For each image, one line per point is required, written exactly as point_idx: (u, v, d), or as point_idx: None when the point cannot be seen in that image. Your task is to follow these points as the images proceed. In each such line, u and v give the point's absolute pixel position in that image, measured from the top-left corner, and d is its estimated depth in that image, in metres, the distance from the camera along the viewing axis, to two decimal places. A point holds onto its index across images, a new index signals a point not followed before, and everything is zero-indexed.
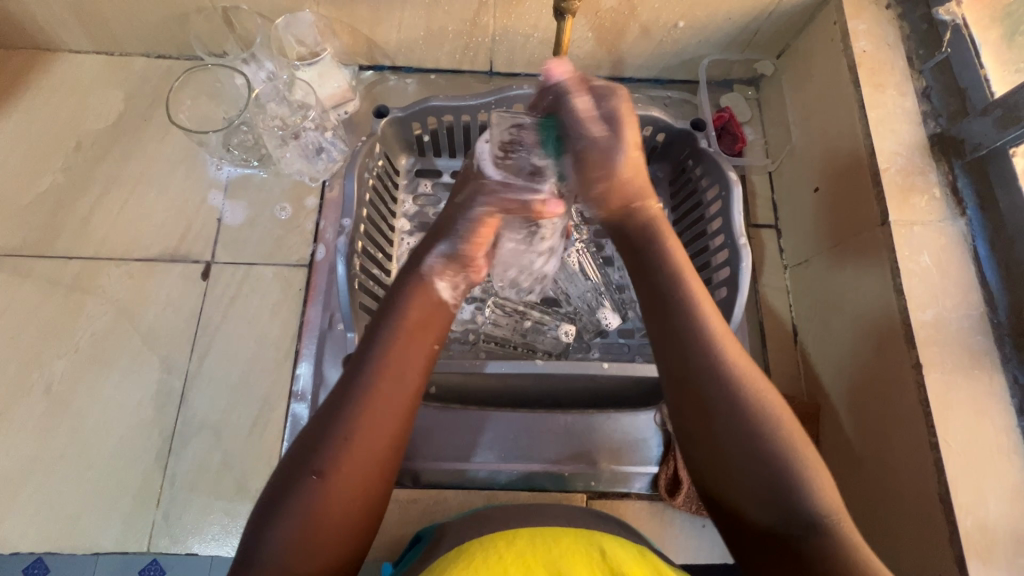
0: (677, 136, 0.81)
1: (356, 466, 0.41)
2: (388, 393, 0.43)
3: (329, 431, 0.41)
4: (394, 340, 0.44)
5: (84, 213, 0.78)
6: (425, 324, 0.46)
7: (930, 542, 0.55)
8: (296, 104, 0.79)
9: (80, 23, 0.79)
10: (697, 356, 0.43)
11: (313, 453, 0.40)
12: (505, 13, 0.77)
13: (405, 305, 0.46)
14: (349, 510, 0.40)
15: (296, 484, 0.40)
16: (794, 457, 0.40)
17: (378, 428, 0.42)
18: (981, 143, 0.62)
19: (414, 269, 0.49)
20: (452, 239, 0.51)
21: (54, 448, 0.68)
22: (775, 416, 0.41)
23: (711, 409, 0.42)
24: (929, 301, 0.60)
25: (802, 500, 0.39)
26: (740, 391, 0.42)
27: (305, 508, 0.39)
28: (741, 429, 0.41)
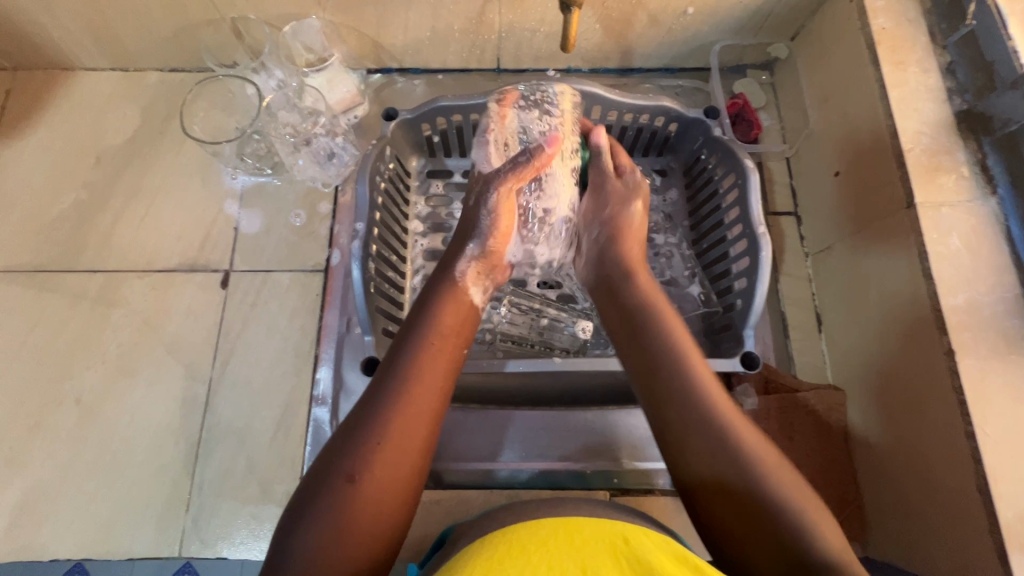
0: (690, 125, 0.79)
1: (393, 461, 0.44)
2: (421, 391, 0.48)
3: (360, 432, 0.45)
4: (425, 347, 0.50)
5: (106, 226, 0.80)
6: (457, 329, 0.54)
7: (969, 533, 0.53)
8: (306, 111, 0.80)
9: (95, 41, 0.80)
10: (662, 374, 0.50)
11: (345, 456, 0.44)
12: (511, 8, 0.76)
13: (440, 317, 0.53)
14: (379, 510, 0.43)
15: (331, 485, 0.42)
16: (754, 455, 0.45)
17: (414, 427, 0.46)
18: (1011, 118, 0.61)
19: (448, 280, 0.57)
20: (479, 241, 0.61)
21: (86, 457, 0.70)
22: (743, 427, 0.47)
23: (673, 419, 0.48)
24: (960, 284, 0.57)
25: (771, 494, 0.43)
26: (705, 400, 0.48)
27: (337, 508, 0.42)
28: (699, 436, 0.46)
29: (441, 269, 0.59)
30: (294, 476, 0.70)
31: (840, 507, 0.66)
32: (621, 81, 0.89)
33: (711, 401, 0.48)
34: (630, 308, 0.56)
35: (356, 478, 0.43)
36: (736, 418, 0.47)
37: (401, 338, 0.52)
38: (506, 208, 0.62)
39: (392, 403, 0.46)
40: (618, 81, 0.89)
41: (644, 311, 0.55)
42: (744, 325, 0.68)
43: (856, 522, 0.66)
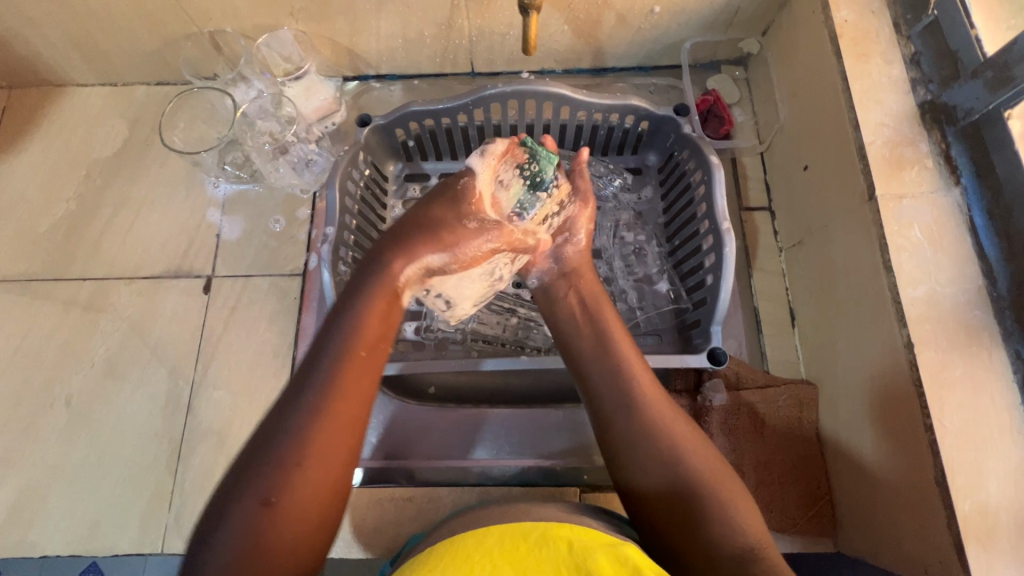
0: (660, 123, 0.80)
1: (313, 479, 0.41)
2: (341, 406, 0.43)
3: (270, 452, 0.40)
4: (349, 350, 0.45)
5: (96, 235, 0.83)
6: (382, 333, 0.48)
7: (929, 527, 0.53)
8: (284, 119, 0.82)
9: (83, 57, 0.84)
10: (601, 384, 0.53)
11: (256, 481, 0.39)
12: (478, 13, 0.77)
13: (366, 317, 0.48)
14: (297, 535, 0.40)
15: (243, 509, 0.39)
16: (682, 459, 0.48)
17: (332, 446, 0.42)
18: (973, 108, 0.59)
19: (383, 276, 0.50)
20: (446, 256, 0.55)
21: (76, 457, 0.73)
22: (675, 429, 0.50)
23: (613, 426, 0.51)
24: (921, 276, 0.57)
25: (696, 495, 0.46)
26: (640, 408, 0.51)
27: (253, 534, 0.38)
28: (636, 442, 0.50)
29: (376, 259, 0.51)
30: None
31: (809, 503, 0.67)
32: (595, 81, 0.89)
33: (647, 410, 0.51)
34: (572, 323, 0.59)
35: (272, 500, 0.39)
36: (668, 424, 0.50)
37: (325, 337, 0.47)
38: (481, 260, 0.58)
39: (310, 417, 0.42)
40: (592, 81, 0.90)
41: (586, 325, 0.58)
42: (711, 322, 0.69)
43: (826, 518, 0.66)
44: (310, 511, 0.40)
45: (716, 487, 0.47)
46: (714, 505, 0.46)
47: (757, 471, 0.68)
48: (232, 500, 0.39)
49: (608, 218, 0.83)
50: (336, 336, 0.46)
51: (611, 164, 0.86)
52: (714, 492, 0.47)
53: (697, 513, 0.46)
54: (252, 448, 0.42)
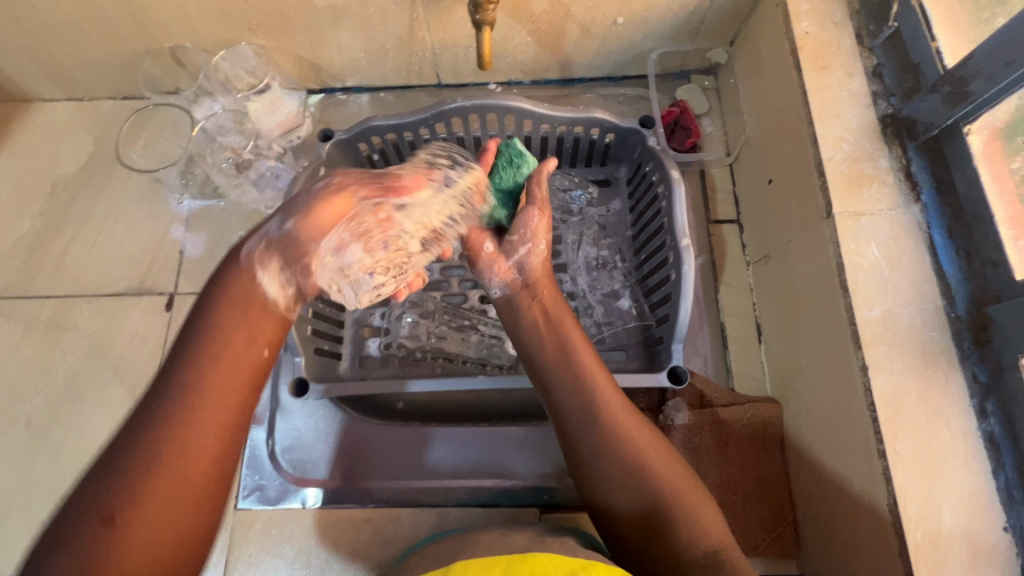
0: (625, 135, 0.79)
1: (162, 489, 0.39)
2: (200, 407, 0.41)
3: (115, 469, 0.39)
4: (206, 354, 0.43)
5: (59, 252, 0.83)
6: (252, 335, 0.46)
7: (880, 555, 0.51)
8: (248, 132, 0.84)
9: (46, 73, 0.83)
10: (566, 401, 0.51)
11: (100, 500, 0.38)
12: (439, 26, 0.76)
13: (225, 327, 0.45)
14: (154, 553, 0.38)
15: (82, 530, 0.37)
16: (649, 474, 0.47)
17: (191, 451, 0.40)
18: (933, 122, 0.58)
19: (236, 279, 0.48)
20: (279, 221, 0.51)
21: (34, 478, 0.72)
22: (633, 438, 0.49)
23: (580, 445, 0.50)
24: (877, 296, 0.55)
25: (665, 507, 0.46)
26: (606, 425, 0.49)
27: (96, 559, 0.36)
28: (603, 461, 0.48)
29: (237, 255, 0.50)
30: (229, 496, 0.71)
31: (772, 523, 0.66)
32: (562, 92, 0.89)
33: (612, 427, 0.49)
34: (531, 337, 0.56)
35: (114, 519, 0.37)
36: (632, 438, 0.49)
37: (176, 353, 0.44)
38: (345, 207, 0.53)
39: (166, 416, 0.40)
40: (560, 92, 0.89)
41: (546, 338, 0.55)
42: (672, 340, 0.67)
43: (789, 539, 0.65)
44: (159, 526, 0.38)
45: (684, 499, 0.46)
46: (683, 516, 0.45)
47: (719, 491, 0.66)
48: (66, 526, 0.37)
49: (574, 232, 0.82)
50: (193, 340, 0.44)
51: (578, 177, 0.85)
52: (682, 503, 0.46)
53: (669, 525, 0.45)
54: (96, 468, 0.39)
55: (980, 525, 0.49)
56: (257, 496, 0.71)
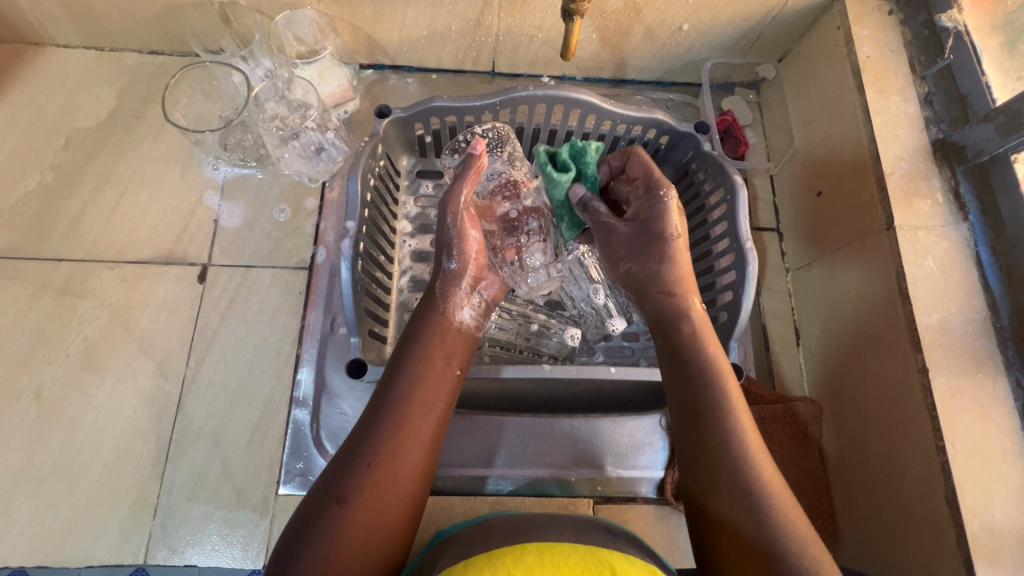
0: (680, 139, 0.80)
1: (378, 484, 0.46)
2: (411, 424, 0.50)
3: (353, 456, 0.47)
4: (419, 374, 0.53)
5: (74, 213, 0.76)
6: (448, 355, 0.56)
7: (935, 543, 0.56)
8: (296, 103, 0.76)
9: (68, 16, 0.75)
10: (711, 416, 0.52)
11: (335, 485, 0.46)
12: (510, 12, 0.75)
13: (432, 342, 0.56)
14: (367, 538, 0.44)
15: (323, 509, 0.45)
16: (773, 505, 0.47)
17: (406, 450, 0.48)
18: (984, 148, 0.63)
19: (436, 311, 0.59)
20: (457, 259, 0.62)
21: (47, 458, 0.66)
22: (774, 499, 0.47)
23: (716, 457, 0.50)
24: (934, 305, 0.60)
25: (774, 537, 0.46)
26: (742, 456, 0.49)
27: (330, 534, 0.44)
28: (732, 479, 0.48)
29: (428, 295, 0.61)
30: (271, 481, 0.67)
31: (812, 516, 0.68)
32: (615, 91, 0.89)
33: (741, 448, 0.50)
34: (693, 348, 0.56)
35: (343, 502, 0.45)
36: (764, 465, 0.49)
37: (395, 367, 0.54)
38: (467, 224, 0.62)
39: (388, 427, 0.49)
40: (611, 91, 0.89)
41: (702, 346, 0.56)
42: (729, 338, 0.70)
43: (827, 531, 0.68)
44: (374, 514, 0.45)
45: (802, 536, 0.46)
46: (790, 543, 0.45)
47: None
48: (311, 496, 0.47)
49: None
50: (410, 362, 0.53)
51: None
52: (793, 543, 0.45)
53: (772, 558, 0.45)
54: (347, 449, 0.49)
55: None
56: (298, 482, 0.66)
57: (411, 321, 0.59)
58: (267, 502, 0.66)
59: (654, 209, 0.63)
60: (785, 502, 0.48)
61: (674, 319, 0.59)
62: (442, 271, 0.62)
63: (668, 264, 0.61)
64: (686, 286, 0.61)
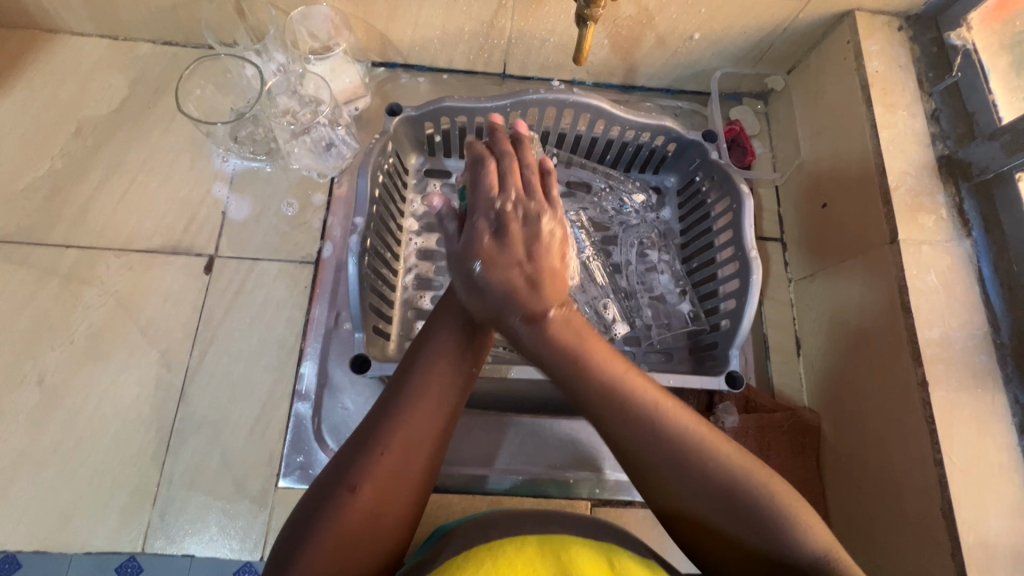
0: (688, 146, 0.80)
1: (387, 473, 0.46)
2: (427, 413, 0.49)
3: (368, 443, 0.47)
4: (440, 362, 0.51)
5: (83, 200, 0.76)
6: (473, 344, 0.55)
7: (930, 556, 0.57)
8: (307, 99, 0.77)
9: (84, 5, 0.76)
10: (635, 439, 0.44)
11: (346, 471, 0.46)
12: (524, 16, 0.75)
13: (455, 327, 0.54)
14: (372, 525, 0.45)
15: (333, 494, 0.45)
16: (745, 491, 0.42)
17: (420, 439, 0.48)
18: (988, 166, 0.64)
19: None
20: None
21: (47, 443, 0.66)
22: (751, 487, 0.42)
23: (655, 468, 0.44)
24: (935, 319, 0.61)
25: (762, 519, 0.42)
26: (688, 454, 0.43)
27: (338, 521, 0.44)
28: (684, 481, 0.43)
29: None
30: (271, 473, 0.67)
31: None
32: (624, 97, 0.90)
33: (670, 431, 0.44)
34: (561, 351, 0.46)
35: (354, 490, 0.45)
36: (711, 451, 0.43)
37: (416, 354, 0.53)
38: None
39: (403, 415, 0.48)
40: (621, 97, 0.90)
41: (580, 351, 0.46)
42: (729, 346, 0.71)
43: None
44: (380, 502, 0.45)
45: (785, 506, 0.42)
46: (782, 524, 0.42)
47: None
48: (320, 477, 0.47)
49: (632, 236, 0.83)
50: (431, 349, 0.53)
51: (635, 181, 0.86)
52: (783, 519, 0.42)
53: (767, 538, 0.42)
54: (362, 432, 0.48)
55: (1019, 531, 0.55)
56: (298, 475, 0.67)
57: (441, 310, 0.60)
58: (265, 494, 0.67)
59: (496, 256, 0.48)
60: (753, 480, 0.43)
61: (499, 313, 0.48)
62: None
63: (491, 285, 0.48)
64: (548, 282, 0.47)
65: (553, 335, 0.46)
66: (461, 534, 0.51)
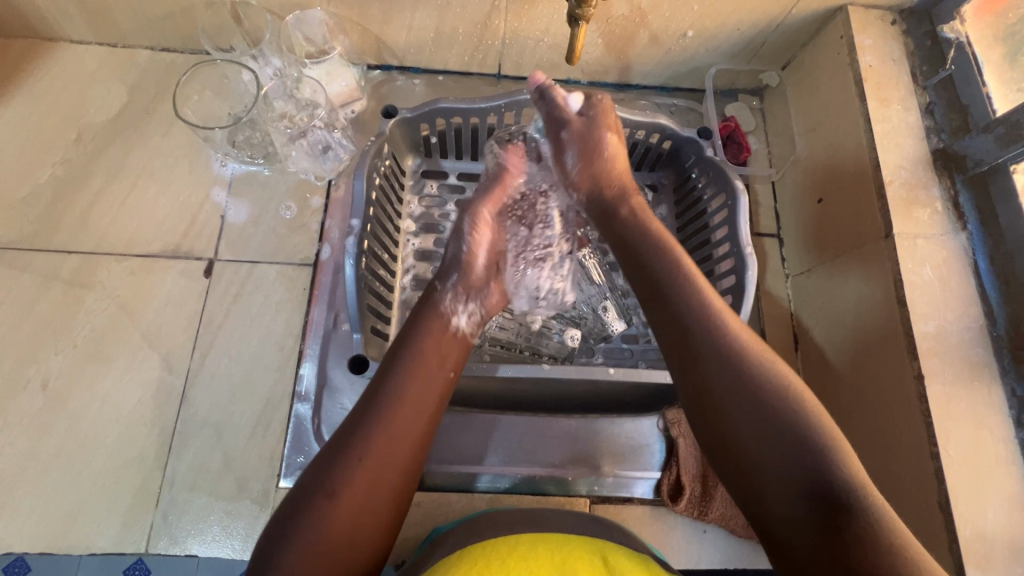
0: (683, 144, 0.81)
1: (368, 481, 0.46)
2: (404, 423, 0.49)
3: (344, 451, 0.47)
4: (413, 370, 0.52)
5: (84, 206, 0.77)
6: (443, 356, 0.55)
7: (928, 549, 0.57)
8: (303, 102, 0.78)
9: (83, 14, 0.77)
10: (695, 326, 0.50)
11: (324, 477, 0.46)
12: (516, 17, 0.75)
13: (425, 339, 0.55)
14: (352, 533, 0.45)
15: (312, 503, 0.45)
16: (786, 402, 0.45)
17: (397, 448, 0.48)
18: (983, 158, 0.64)
19: (433, 309, 0.58)
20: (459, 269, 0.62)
21: (52, 446, 0.67)
22: (798, 405, 0.45)
23: (714, 373, 0.48)
24: (931, 312, 0.61)
25: (812, 448, 0.43)
26: (725, 333, 0.49)
27: (318, 526, 0.44)
28: (753, 406, 0.45)
29: (428, 298, 0.60)
30: (272, 474, 0.68)
31: None
32: (619, 96, 0.90)
33: (727, 333, 0.49)
34: (665, 262, 0.54)
35: (335, 497, 0.45)
36: (769, 365, 0.47)
37: (389, 363, 0.53)
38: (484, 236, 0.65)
39: (379, 424, 0.48)
40: (616, 95, 0.90)
41: (676, 257, 0.55)
42: None
43: None
44: (361, 510, 0.46)
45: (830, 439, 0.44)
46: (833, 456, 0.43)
47: None
48: (300, 482, 0.47)
49: None
50: (405, 356, 0.53)
51: None
52: (823, 441, 0.43)
53: (812, 462, 0.43)
54: (340, 439, 0.48)
55: (1017, 523, 0.55)
56: (299, 475, 0.67)
57: (411, 313, 0.59)
58: (267, 495, 0.67)
59: (593, 140, 0.65)
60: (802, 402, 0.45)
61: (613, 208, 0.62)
62: (445, 276, 0.62)
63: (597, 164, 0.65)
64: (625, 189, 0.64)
65: (648, 230, 0.58)
66: (459, 536, 0.52)
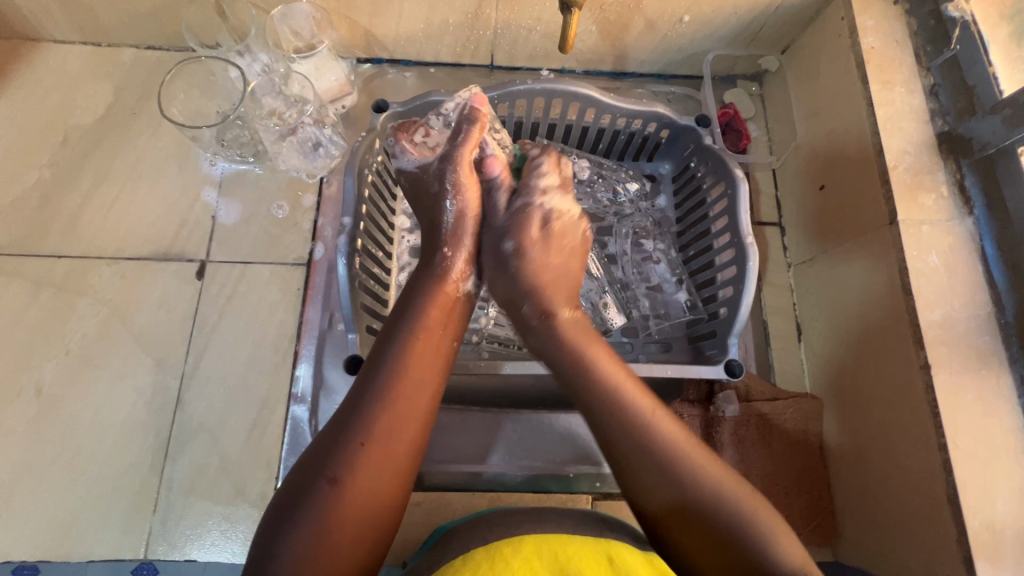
0: (681, 132, 0.79)
1: (371, 462, 0.45)
2: (407, 399, 0.48)
3: (344, 435, 0.46)
4: (413, 345, 0.51)
5: (73, 209, 0.76)
6: (444, 324, 0.54)
7: (937, 541, 0.56)
8: (292, 99, 0.75)
9: (64, 11, 0.75)
10: (625, 441, 0.47)
11: (327, 462, 0.45)
12: (507, 5, 0.73)
13: (425, 312, 0.53)
14: (358, 519, 0.44)
15: (313, 488, 0.44)
16: (717, 499, 0.45)
17: (399, 428, 0.47)
18: (989, 141, 0.62)
19: (432, 278, 0.57)
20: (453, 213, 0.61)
21: (47, 454, 0.67)
22: (731, 507, 0.45)
23: (652, 485, 0.46)
24: (937, 300, 0.59)
25: (749, 533, 0.44)
26: (648, 437, 0.47)
27: (322, 513, 0.43)
28: (689, 510, 0.45)
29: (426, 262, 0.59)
30: (270, 477, 0.67)
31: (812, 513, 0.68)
32: (615, 84, 0.88)
33: (655, 435, 0.47)
34: (585, 369, 0.51)
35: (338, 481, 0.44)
36: (692, 459, 0.47)
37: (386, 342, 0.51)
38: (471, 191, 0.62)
39: (379, 402, 0.47)
40: (611, 84, 0.88)
41: (587, 350, 0.53)
42: (728, 334, 0.69)
43: (827, 528, 0.68)
44: (365, 493, 0.44)
45: (766, 529, 0.44)
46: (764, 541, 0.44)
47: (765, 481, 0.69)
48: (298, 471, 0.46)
49: (626, 226, 0.82)
50: (403, 332, 0.51)
51: (628, 170, 0.85)
52: (764, 538, 0.44)
53: (747, 552, 0.44)
54: (340, 421, 0.47)
55: None
56: None
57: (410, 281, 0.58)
58: (265, 498, 0.67)
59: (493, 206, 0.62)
60: (733, 497, 0.45)
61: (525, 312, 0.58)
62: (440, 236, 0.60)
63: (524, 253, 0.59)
64: (547, 288, 0.58)
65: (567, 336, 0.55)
66: (457, 538, 0.50)
